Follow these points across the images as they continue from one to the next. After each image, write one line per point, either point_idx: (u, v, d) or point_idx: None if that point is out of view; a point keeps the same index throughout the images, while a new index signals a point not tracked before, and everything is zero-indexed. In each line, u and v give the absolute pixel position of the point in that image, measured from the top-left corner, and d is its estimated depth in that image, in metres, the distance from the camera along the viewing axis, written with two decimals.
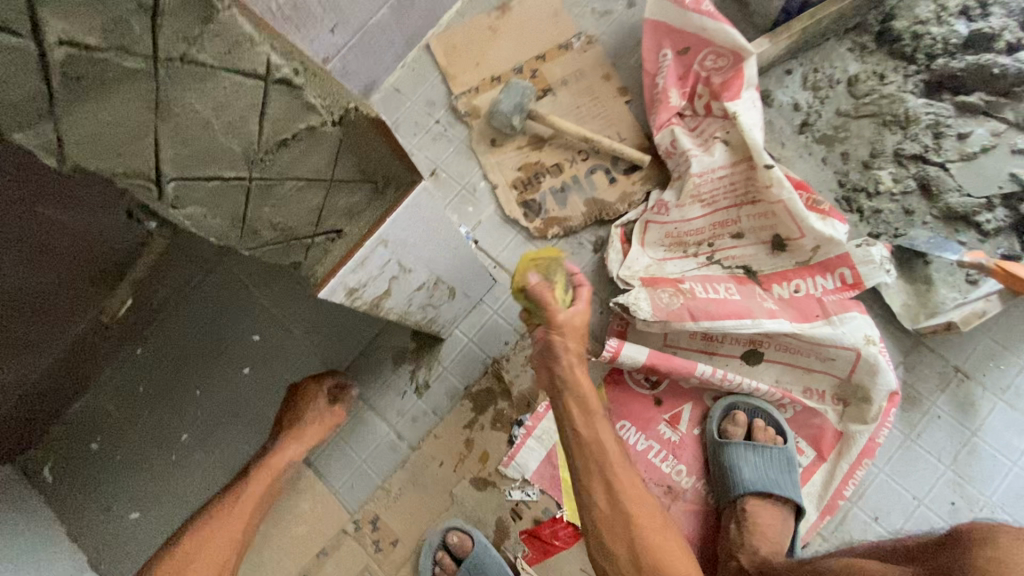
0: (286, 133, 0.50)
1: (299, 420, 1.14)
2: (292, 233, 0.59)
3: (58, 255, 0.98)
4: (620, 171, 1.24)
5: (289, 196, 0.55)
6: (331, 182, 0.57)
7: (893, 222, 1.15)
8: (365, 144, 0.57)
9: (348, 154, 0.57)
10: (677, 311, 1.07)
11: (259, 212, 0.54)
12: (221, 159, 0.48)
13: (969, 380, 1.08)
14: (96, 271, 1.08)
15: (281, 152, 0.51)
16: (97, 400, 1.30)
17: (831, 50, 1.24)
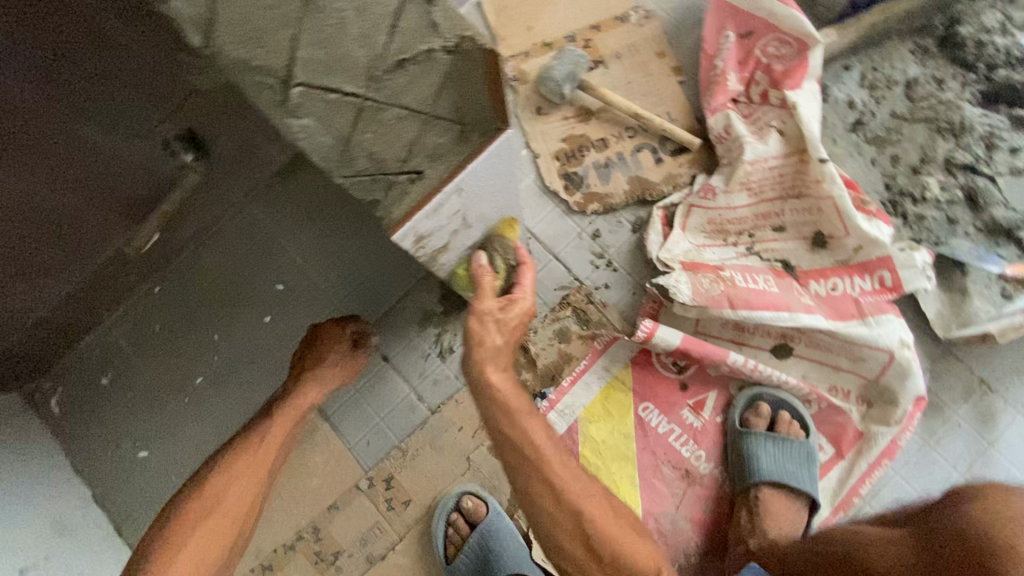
0: (406, 53, 0.48)
1: (320, 363, 1.09)
2: (381, 166, 0.57)
3: (87, 176, 0.93)
4: (666, 152, 1.22)
5: (389, 124, 0.53)
6: (428, 117, 0.56)
7: (935, 231, 1.14)
8: (471, 83, 0.55)
9: (451, 91, 0.55)
10: (717, 298, 1.06)
11: (361, 136, 0.53)
12: (343, 71, 0.47)
13: (992, 392, 1.09)
14: (123, 199, 1.03)
15: (396, 74, 0.50)
16: (112, 335, 1.27)
17: (892, 49, 1.22)
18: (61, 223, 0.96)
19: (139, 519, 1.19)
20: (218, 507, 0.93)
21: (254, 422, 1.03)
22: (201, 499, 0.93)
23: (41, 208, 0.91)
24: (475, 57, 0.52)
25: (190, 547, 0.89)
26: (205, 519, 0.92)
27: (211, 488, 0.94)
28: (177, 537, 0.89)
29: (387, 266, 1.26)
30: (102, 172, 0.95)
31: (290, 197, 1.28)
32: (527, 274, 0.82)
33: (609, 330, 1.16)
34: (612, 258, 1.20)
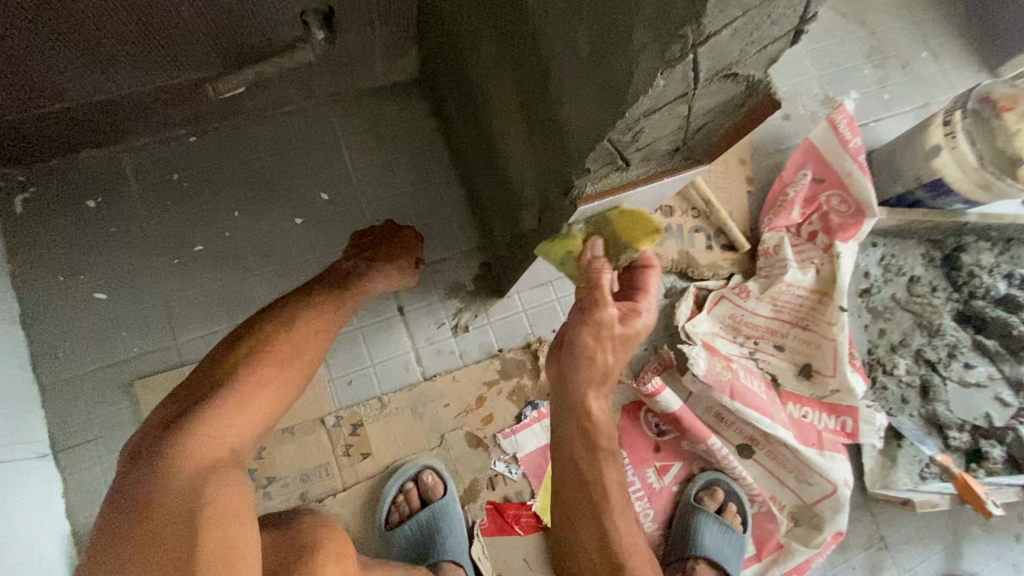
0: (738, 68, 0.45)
1: (391, 257, 0.96)
2: (629, 148, 0.54)
3: (218, 6, 0.86)
4: (718, 243, 1.33)
5: (670, 117, 0.50)
6: (688, 123, 0.54)
7: (890, 402, 1.34)
8: (726, 115, 0.56)
9: (713, 111, 0.54)
10: (722, 382, 1.18)
11: (654, 120, 0.49)
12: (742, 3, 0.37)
13: (885, 549, 1.27)
14: (229, 42, 0.95)
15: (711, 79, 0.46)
16: (122, 161, 1.14)
17: (909, 246, 1.44)
18: (157, 34, 0.87)
19: (64, 362, 1.05)
20: (285, 367, 0.78)
21: (325, 288, 0.88)
22: (269, 360, 0.77)
23: (153, 16, 0.83)
24: (753, 95, 0.52)
25: (253, 410, 0.73)
26: (268, 384, 0.76)
27: (279, 347, 0.79)
28: (209, 410, 0.69)
29: (436, 223, 1.24)
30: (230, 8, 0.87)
31: (375, 121, 1.26)
32: (651, 280, 0.74)
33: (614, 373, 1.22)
34: None
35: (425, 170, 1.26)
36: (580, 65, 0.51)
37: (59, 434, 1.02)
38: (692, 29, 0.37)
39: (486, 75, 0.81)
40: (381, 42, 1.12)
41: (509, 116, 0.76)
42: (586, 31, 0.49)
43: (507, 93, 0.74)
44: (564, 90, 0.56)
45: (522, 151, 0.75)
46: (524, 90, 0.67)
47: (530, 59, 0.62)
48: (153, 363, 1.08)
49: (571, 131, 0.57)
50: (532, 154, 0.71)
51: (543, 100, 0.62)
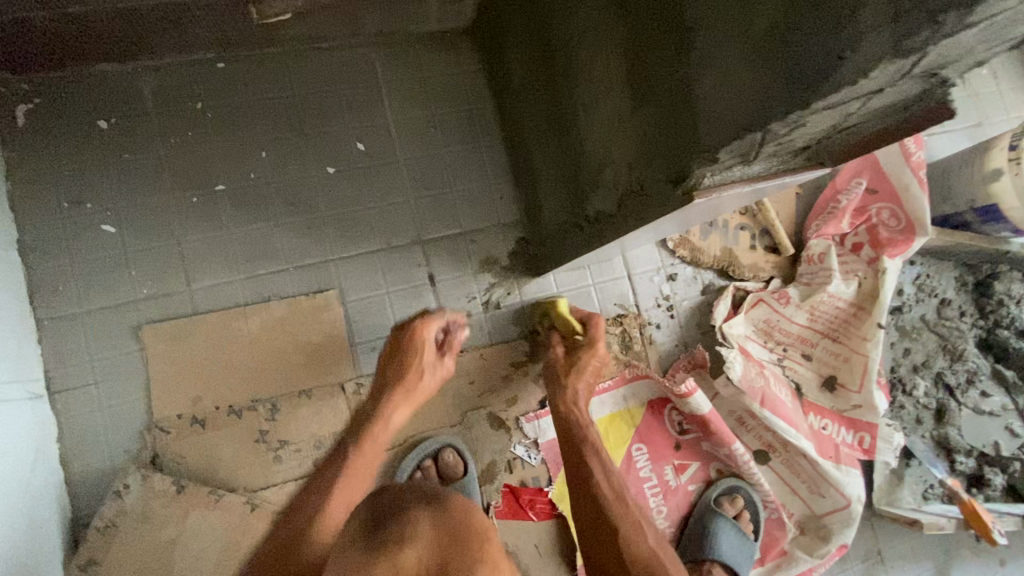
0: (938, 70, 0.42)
1: (414, 386, 0.89)
2: (781, 139, 0.50)
3: None
4: (761, 244, 1.29)
5: (839, 116, 0.46)
6: (847, 124, 0.50)
7: (905, 421, 1.35)
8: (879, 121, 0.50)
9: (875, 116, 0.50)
10: (755, 388, 1.15)
11: (831, 110, 0.45)
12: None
13: (881, 563, 1.29)
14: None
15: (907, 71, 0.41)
16: (140, 81, 1.03)
17: (944, 268, 1.42)
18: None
19: (64, 295, 0.96)
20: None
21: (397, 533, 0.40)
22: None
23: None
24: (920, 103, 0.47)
25: None
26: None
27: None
28: None
29: (475, 190, 1.16)
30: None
31: (420, 71, 1.16)
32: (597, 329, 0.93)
33: (643, 366, 1.19)
34: (673, 305, 1.24)
35: (469, 130, 1.17)
36: (743, 36, 0.46)
37: (56, 374, 0.94)
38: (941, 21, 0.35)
39: (584, 34, 0.73)
40: None
41: (606, 84, 0.70)
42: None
43: (609, 58, 0.67)
44: (707, 65, 0.51)
45: (616, 126, 0.69)
46: (638, 58, 0.61)
47: (659, 23, 0.56)
48: (161, 307, 0.99)
49: (703, 113, 0.52)
50: (631, 132, 0.65)
51: (667, 73, 0.56)
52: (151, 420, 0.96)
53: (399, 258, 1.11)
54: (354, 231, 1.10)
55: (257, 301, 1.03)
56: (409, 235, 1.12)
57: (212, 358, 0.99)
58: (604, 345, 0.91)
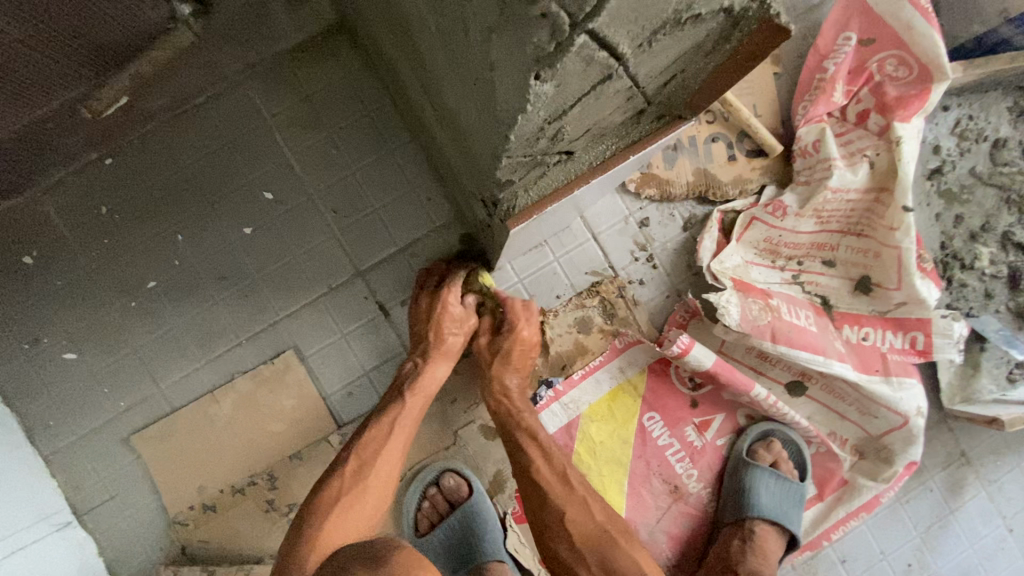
0: (619, 46, 0.34)
1: (441, 343, 0.93)
2: (552, 146, 0.44)
3: (65, 18, 0.68)
4: (741, 150, 1.09)
5: (608, 97, 0.40)
6: (636, 94, 0.42)
7: (970, 301, 1.12)
8: (708, 57, 0.41)
9: (676, 66, 0.41)
10: (761, 327, 1.01)
11: (571, 115, 0.40)
12: (641, 21, 0.32)
13: (967, 465, 1.13)
14: (102, 59, 0.78)
15: (533, 28, 0.30)
16: (44, 205, 1.01)
17: (992, 101, 1.14)
18: (25, 74, 0.72)
19: (56, 429, 1.01)
20: None
21: None
22: None
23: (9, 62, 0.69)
24: (738, 27, 0.38)
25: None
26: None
27: None
28: None
29: (400, 200, 1.06)
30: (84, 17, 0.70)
31: (302, 89, 1.04)
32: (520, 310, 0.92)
33: (634, 331, 1.08)
34: (654, 253, 1.09)
35: (375, 136, 1.06)
36: (441, 48, 0.43)
37: (77, 500, 1.01)
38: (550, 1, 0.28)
39: (387, 41, 0.66)
40: None
41: (419, 98, 0.65)
42: (430, 11, 0.42)
43: (407, 69, 0.63)
44: (442, 76, 0.47)
45: (443, 138, 0.64)
46: (417, 71, 0.57)
47: (406, 35, 0.53)
48: (143, 415, 1.03)
49: (465, 123, 0.48)
50: (452, 145, 0.60)
51: (433, 79, 0.51)
52: (169, 517, 1.02)
53: (344, 296, 1.05)
54: (291, 284, 1.05)
55: (224, 382, 1.04)
56: (347, 269, 1.05)
57: (202, 447, 1.02)
58: (527, 328, 0.92)
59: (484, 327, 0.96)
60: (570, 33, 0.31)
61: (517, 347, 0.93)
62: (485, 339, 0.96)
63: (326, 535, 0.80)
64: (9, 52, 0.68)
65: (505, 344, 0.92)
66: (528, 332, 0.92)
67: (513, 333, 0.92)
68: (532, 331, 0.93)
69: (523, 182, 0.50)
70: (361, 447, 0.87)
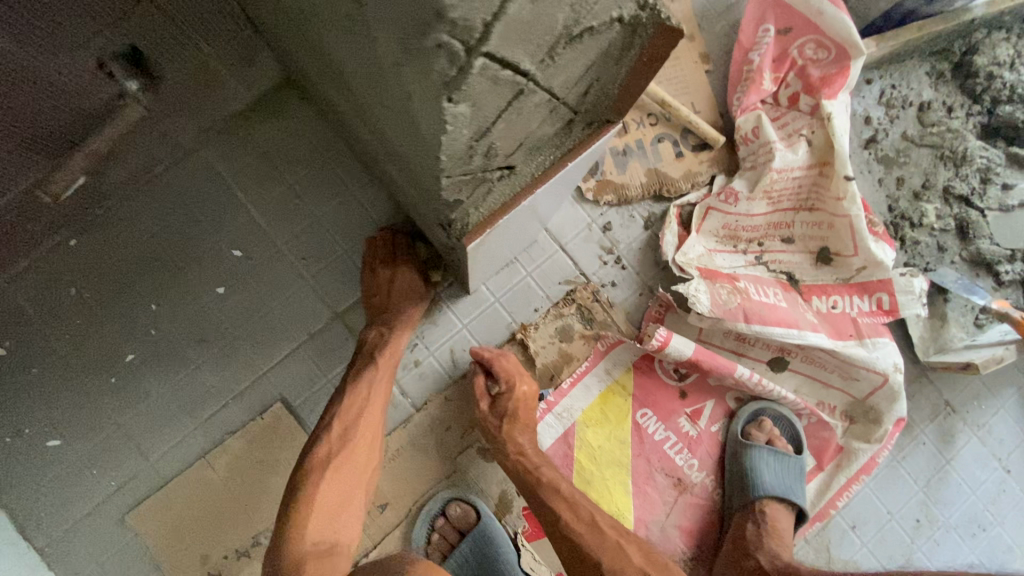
0: (521, 63, 0.32)
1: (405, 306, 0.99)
2: (488, 163, 0.41)
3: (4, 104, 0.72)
4: (687, 146, 1.14)
5: (526, 112, 0.37)
6: (559, 105, 0.39)
7: (925, 256, 1.17)
8: (617, 65, 0.39)
9: (592, 72, 0.38)
10: (733, 310, 1.05)
11: (494, 131, 0.36)
12: (536, 36, 0.30)
13: (954, 414, 1.16)
14: (36, 132, 0.79)
15: (431, 57, 0.28)
16: (9, 296, 1.00)
17: (911, 69, 1.21)
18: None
19: (47, 520, 0.99)
20: None
21: None
22: None
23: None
24: (638, 35, 0.36)
25: None
26: None
27: None
28: None
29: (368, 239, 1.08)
30: (11, 88, 0.71)
31: (258, 146, 1.07)
32: (513, 364, 1.00)
33: (614, 332, 1.10)
34: (621, 255, 1.12)
35: (335, 181, 1.08)
36: (366, 80, 0.40)
37: None
38: (447, 33, 0.27)
39: (321, 85, 0.68)
40: (218, 55, 0.92)
41: (368, 135, 0.62)
42: (348, 42, 0.38)
43: (349, 117, 0.64)
44: (375, 106, 0.44)
45: (396, 171, 0.61)
46: (357, 105, 0.53)
47: (336, 69, 0.49)
48: (136, 492, 1.01)
49: (405, 154, 0.45)
50: (403, 177, 0.58)
51: (366, 110, 0.50)
52: None
53: (325, 341, 1.06)
54: (271, 336, 1.05)
55: (215, 445, 1.03)
56: (325, 314, 1.07)
57: (200, 514, 1.01)
58: (524, 382, 1.00)
59: (482, 392, 1.00)
60: (468, 57, 0.28)
61: (519, 403, 0.98)
62: (488, 403, 0.99)
63: (321, 498, 0.81)
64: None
65: (508, 405, 0.98)
66: (529, 385, 1.00)
67: (515, 390, 0.98)
68: (528, 386, 1.00)
69: (474, 203, 0.47)
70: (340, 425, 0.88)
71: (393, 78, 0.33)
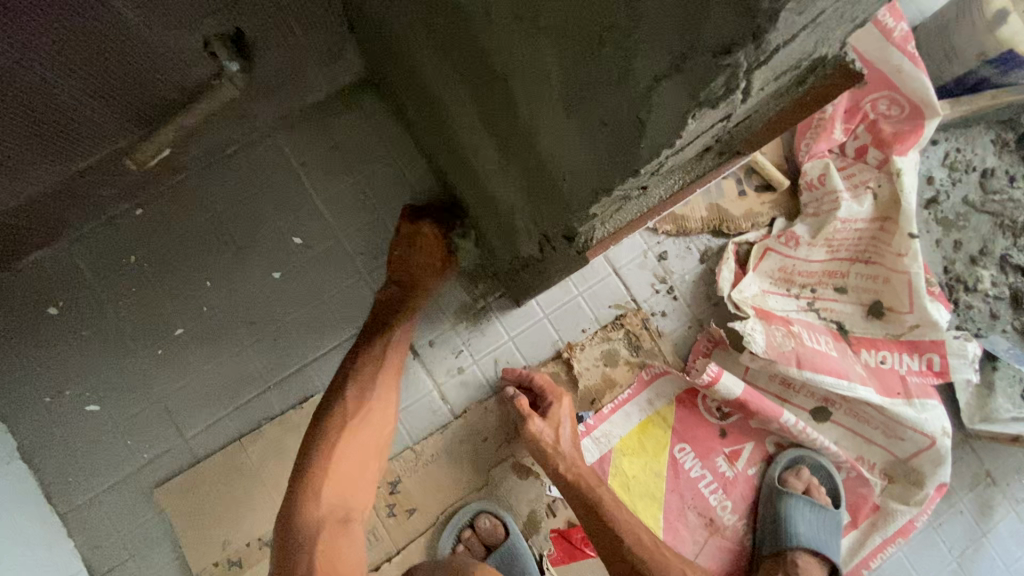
0: (748, 90, 0.32)
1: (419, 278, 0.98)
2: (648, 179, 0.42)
3: (111, 72, 0.72)
4: (750, 186, 1.14)
5: (705, 137, 0.37)
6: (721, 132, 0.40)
7: (978, 322, 1.16)
8: (778, 101, 0.39)
9: (758, 106, 0.39)
10: (787, 354, 1.05)
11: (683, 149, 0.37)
12: (768, 68, 0.31)
13: (994, 485, 1.14)
14: (133, 100, 0.79)
15: (712, 76, 0.29)
16: (71, 257, 1.01)
17: (977, 135, 1.22)
18: (45, 98, 0.69)
19: (76, 486, 0.98)
20: None
21: None
22: None
23: (18, 79, 0.64)
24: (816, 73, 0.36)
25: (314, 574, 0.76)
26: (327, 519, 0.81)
27: None
28: None
29: None
30: (124, 60, 0.71)
31: (332, 138, 1.08)
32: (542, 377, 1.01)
33: (660, 362, 1.09)
34: (673, 285, 1.12)
35: (403, 181, 1.09)
36: (550, 90, 0.40)
37: (95, 560, 0.97)
38: (744, 51, 0.27)
39: (428, 83, 0.69)
40: (312, 47, 0.93)
41: (478, 138, 0.62)
42: (544, 53, 0.38)
43: (457, 113, 0.64)
44: (538, 112, 0.44)
45: (503, 177, 0.61)
46: (487, 110, 0.53)
47: (482, 72, 0.49)
48: (167, 467, 1.00)
49: (562, 167, 0.45)
50: (515, 183, 0.58)
51: (510, 118, 0.49)
52: (191, 575, 0.97)
53: None
54: (320, 326, 1.05)
55: (251, 429, 1.02)
56: None
57: (229, 498, 1.00)
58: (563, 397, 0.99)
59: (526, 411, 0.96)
60: (743, 75, 0.29)
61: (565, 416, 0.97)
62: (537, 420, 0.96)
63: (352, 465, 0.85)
64: (9, 65, 0.61)
65: (554, 418, 0.96)
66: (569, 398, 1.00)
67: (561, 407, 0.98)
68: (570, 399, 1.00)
69: (607, 217, 0.47)
70: (357, 382, 0.88)
71: (620, 89, 0.34)
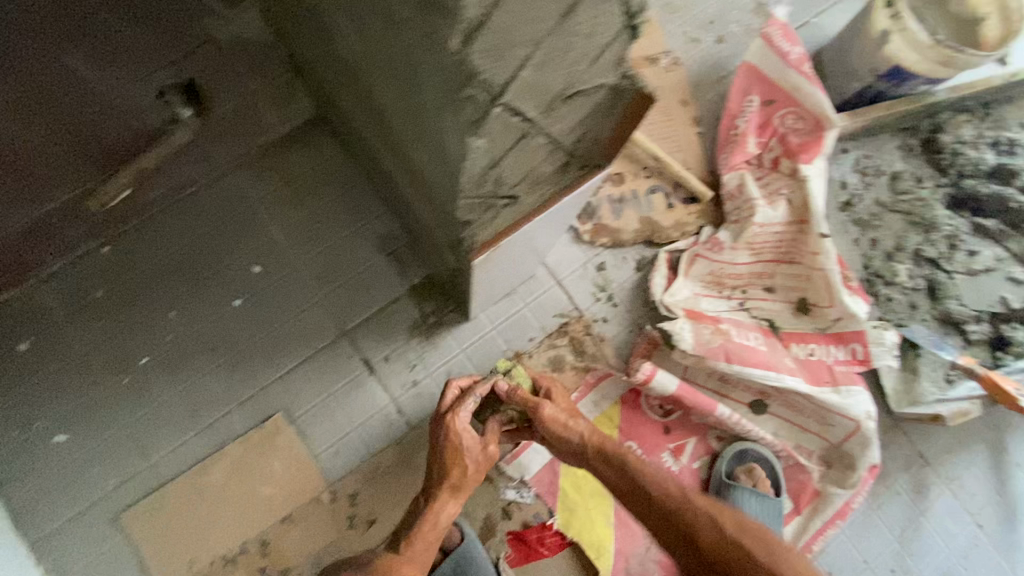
0: (526, 112, 0.44)
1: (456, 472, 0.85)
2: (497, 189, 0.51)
3: (67, 118, 0.84)
4: (678, 198, 1.24)
5: (529, 152, 0.49)
6: (553, 146, 0.50)
7: (899, 313, 1.24)
8: (597, 119, 0.49)
9: (578, 126, 0.50)
10: (714, 349, 1.12)
11: (504, 162, 0.48)
12: (534, 97, 0.43)
13: (926, 466, 1.20)
14: (92, 146, 0.90)
15: (466, 106, 0.41)
16: (39, 295, 1.07)
17: (884, 142, 1.34)
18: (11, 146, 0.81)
19: (43, 514, 1.02)
20: None
21: None
22: None
23: None
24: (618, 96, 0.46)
25: None
26: None
27: None
28: None
29: (376, 263, 1.16)
30: (76, 105, 0.84)
31: (282, 172, 1.16)
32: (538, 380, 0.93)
33: (603, 365, 1.17)
34: (613, 293, 1.20)
35: (355, 208, 1.17)
36: (410, 120, 0.52)
37: None
38: (475, 87, 0.39)
39: (352, 122, 0.81)
40: None
41: (393, 169, 0.72)
42: (400, 93, 0.51)
43: (373, 142, 0.73)
44: (410, 140, 0.55)
45: (415, 198, 0.70)
46: (387, 141, 0.64)
47: (378, 114, 0.61)
48: (133, 492, 1.04)
49: (433, 182, 0.56)
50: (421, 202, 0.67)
51: (400, 147, 0.60)
52: None
53: (329, 357, 1.12)
54: (278, 349, 1.11)
55: (213, 450, 1.07)
56: (332, 331, 1.13)
57: (193, 518, 1.03)
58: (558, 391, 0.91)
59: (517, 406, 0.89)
60: (491, 103, 0.40)
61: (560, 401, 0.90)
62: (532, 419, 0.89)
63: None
64: None
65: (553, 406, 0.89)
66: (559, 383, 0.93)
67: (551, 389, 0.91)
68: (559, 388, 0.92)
69: (483, 224, 0.56)
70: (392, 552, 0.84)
71: (436, 121, 0.46)
